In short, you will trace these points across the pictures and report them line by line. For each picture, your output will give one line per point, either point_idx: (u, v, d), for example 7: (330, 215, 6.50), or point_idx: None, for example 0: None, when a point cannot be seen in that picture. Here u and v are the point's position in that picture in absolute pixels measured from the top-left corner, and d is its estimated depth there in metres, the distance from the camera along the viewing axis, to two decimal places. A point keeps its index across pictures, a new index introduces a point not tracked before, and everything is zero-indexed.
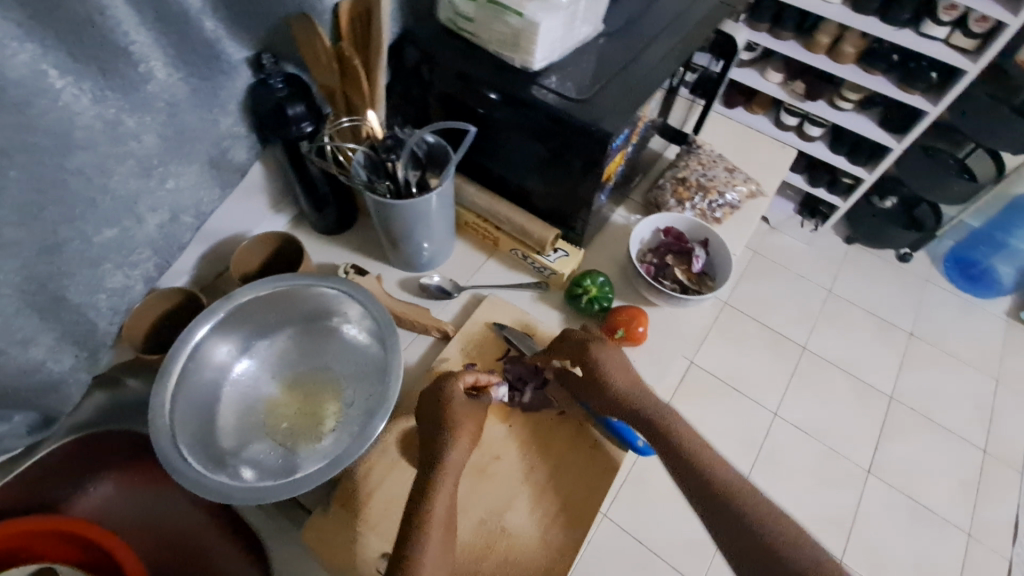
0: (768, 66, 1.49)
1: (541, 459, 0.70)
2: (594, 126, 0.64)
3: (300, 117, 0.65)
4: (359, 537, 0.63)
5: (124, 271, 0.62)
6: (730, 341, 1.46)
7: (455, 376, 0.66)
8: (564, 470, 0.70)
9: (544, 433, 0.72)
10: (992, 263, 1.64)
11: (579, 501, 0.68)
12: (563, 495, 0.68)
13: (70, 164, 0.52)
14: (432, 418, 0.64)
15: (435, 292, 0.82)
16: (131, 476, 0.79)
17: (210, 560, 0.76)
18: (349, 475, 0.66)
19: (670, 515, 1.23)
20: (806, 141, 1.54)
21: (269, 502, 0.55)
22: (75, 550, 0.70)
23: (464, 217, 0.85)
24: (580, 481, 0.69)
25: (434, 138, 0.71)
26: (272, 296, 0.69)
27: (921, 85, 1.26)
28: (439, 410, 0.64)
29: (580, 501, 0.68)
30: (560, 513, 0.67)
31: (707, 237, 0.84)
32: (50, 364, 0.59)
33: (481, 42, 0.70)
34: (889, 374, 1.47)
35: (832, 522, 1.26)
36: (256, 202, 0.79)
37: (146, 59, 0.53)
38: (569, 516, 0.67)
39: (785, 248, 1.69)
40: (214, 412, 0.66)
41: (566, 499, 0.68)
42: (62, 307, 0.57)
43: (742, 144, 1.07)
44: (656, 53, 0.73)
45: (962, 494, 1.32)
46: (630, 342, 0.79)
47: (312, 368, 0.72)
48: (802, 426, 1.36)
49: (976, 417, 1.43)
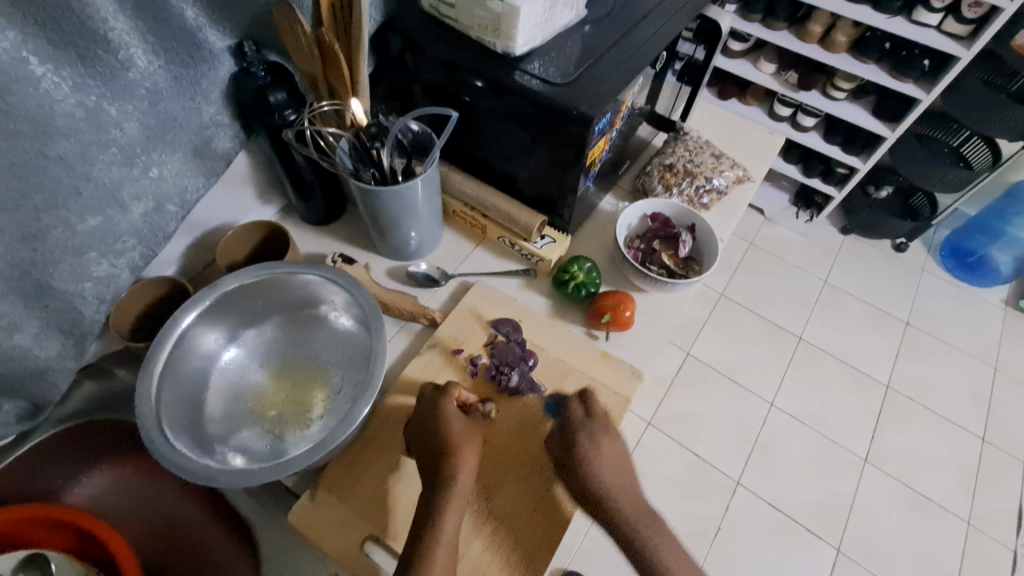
0: (761, 56, 1.49)
1: (510, 471, 0.68)
2: (578, 110, 0.64)
3: (282, 103, 0.65)
4: (347, 521, 0.63)
5: (110, 260, 0.62)
6: (726, 333, 1.46)
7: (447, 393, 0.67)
8: (529, 485, 0.67)
9: (515, 443, 0.69)
10: (989, 252, 1.63)
11: (536, 527, 0.65)
12: (523, 517, 0.66)
13: (52, 151, 0.52)
14: (428, 429, 0.65)
15: (423, 280, 0.82)
16: (125, 467, 0.80)
17: (202, 548, 0.77)
18: (337, 461, 0.66)
19: (666, 505, 1.23)
20: (799, 131, 1.53)
21: (256, 485, 0.56)
22: (67, 538, 0.71)
23: (452, 206, 0.85)
24: None
25: (419, 126, 0.71)
26: (258, 285, 0.69)
27: (914, 73, 1.26)
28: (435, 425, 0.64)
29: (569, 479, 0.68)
30: (518, 534, 0.64)
31: (694, 222, 0.84)
32: (36, 350, 0.60)
33: (462, 27, 0.69)
34: (886, 364, 1.47)
35: (830, 511, 1.26)
36: (243, 193, 0.79)
37: (127, 47, 0.54)
38: (529, 534, 0.65)
39: (779, 239, 1.69)
40: (202, 399, 0.66)
41: (525, 523, 0.65)
42: (47, 294, 0.58)
43: (732, 132, 1.07)
44: (640, 38, 0.73)
45: (960, 482, 1.32)
46: (617, 327, 0.79)
47: (300, 356, 0.72)
48: (799, 416, 1.36)
49: (974, 405, 1.43)
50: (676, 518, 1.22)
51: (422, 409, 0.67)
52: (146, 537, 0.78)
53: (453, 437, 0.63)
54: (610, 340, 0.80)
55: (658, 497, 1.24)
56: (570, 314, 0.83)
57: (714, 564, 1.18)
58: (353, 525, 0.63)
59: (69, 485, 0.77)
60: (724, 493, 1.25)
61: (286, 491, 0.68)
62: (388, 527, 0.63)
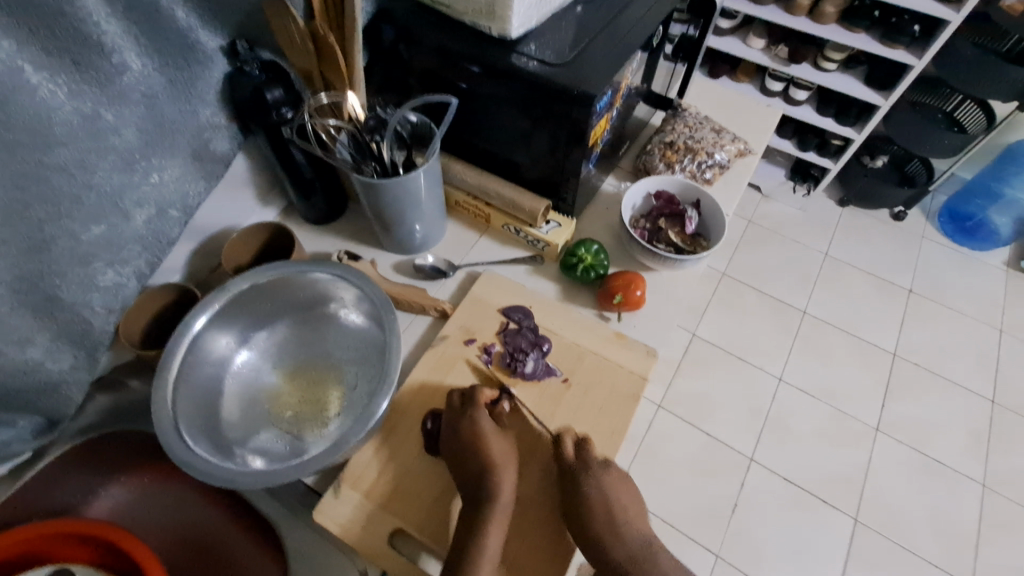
0: (750, 32, 1.48)
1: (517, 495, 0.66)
2: (578, 89, 0.64)
3: (279, 101, 0.64)
4: (374, 514, 0.63)
5: (116, 269, 0.61)
6: (730, 311, 1.46)
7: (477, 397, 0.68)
8: (534, 509, 0.65)
9: (529, 451, 0.69)
10: (988, 215, 1.63)
11: (537, 560, 0.62)
12: (526, 550, 0.63)
13: (51, 160, 0.51)
14: (456, 429, 0.66)
15: (431, 273, 0.82)
16: (144, 477, 0.80)
17: (227, 552, 0.77)
18: (357, 456, 0.66)
19: (680, 486, 1.24)
20: (793, 105, 1.53)
21: (278, 484, 0.55)
22: (91, 551, 0.71)
23: (454, 197, 0.85)
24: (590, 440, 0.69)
25: (417, 117, 0.70)
26: (267, 285, 0.68)
27: (905, 39, 1.25)
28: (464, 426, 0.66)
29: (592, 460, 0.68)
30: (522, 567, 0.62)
31: (699, 198, 0.84)
32: (49, 364, 0.60)
33: (455, 13, 0.68)
34: (891, 333, 1.47)
35: (845, 482, 1.26)
36: (243, 195, 0.79)
37: (120, 50, 0.53)
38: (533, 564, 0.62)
39: (778, 215, 1.68)
40: (218, 402, 0.66)
41: (528, 558, 0.62)
42: (56, 307, 0.57)
43: (728, 108, 1.06)
44: (633, 15, 0.72)
45: (973, 445, 1.32)
46: (628, 307, 0.79)
47: (313, 355, 0.72)
48: (809, 390, 1.36)
49: (982, 369, 1.43)
50: (692, 497, 1.22)
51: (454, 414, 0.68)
52: (169, 545, 0.78)
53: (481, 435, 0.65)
54: (622, 321, 0.80)
55: (672, 478, 1.24)
56: (580, 298, 0.82)
57: (734, 540, 1.19)
58: (380, 518, 0.63)
59: (89, 499, 0.78)
60: (738, 471, 1.25)
61: (307, 491, 0.68)
62: (415, 518, 0.63)
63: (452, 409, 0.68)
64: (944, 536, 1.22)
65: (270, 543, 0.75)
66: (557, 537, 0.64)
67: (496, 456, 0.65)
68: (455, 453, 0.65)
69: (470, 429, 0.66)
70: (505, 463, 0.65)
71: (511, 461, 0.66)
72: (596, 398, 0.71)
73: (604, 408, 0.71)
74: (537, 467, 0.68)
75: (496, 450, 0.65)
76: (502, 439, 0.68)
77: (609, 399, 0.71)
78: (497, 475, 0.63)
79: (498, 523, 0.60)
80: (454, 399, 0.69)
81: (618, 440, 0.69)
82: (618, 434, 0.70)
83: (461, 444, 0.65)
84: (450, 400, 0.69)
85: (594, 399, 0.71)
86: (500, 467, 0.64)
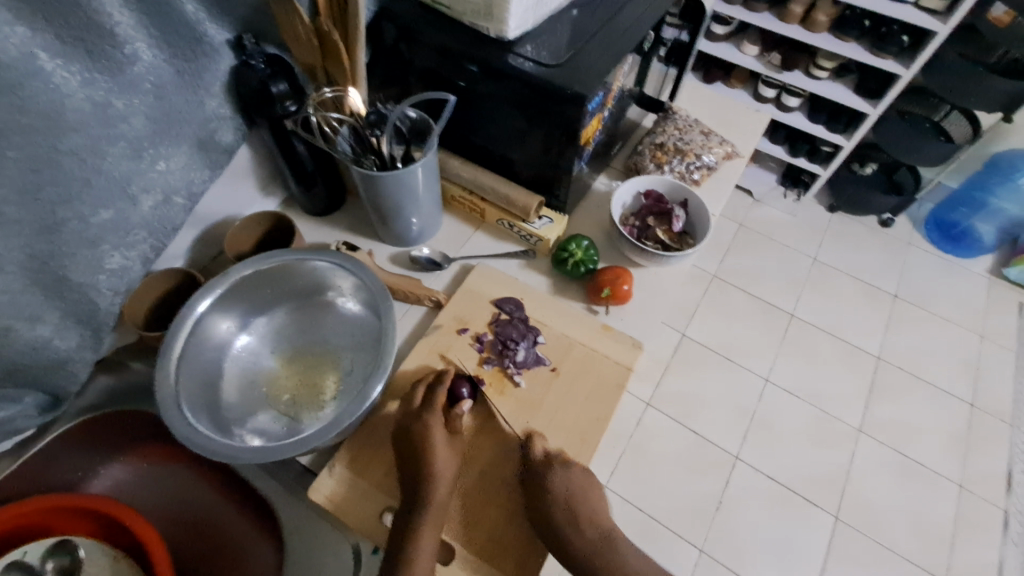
0: (744, 39, 1.51)
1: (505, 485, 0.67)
2: (571, 90, 0.66)
3: (284, 95, 0.67)
4: (366, 494, 0.65)
5: (122, 252, 0.64)
6: (721, 312, 1.50)
7: (428, 411, 0.68)
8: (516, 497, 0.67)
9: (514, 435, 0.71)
10: (972, 223, 1.69)
11: (517, 544, 0.64)
12: (508, 532, 0.65)
13: (63, 145, 0.54)
14: (409, 455, 0.65)
15: (426, 264, 0.84)
16: (140, 457, 0.83)
17: (220, 531, 0.80)
18: (351, 437, 0.68)
19: (670, 482, 1.27)
20: (784, 112, 1.56)
21: (276, 461, 0.58)
22: (91, 525, 0.74)
23: (451, 191, 0.87)
24: (581, 417, 0.72)
25: (416, 113, 0.73)
26: (267, 273, 0.71)
27: (893, 49, 1.29)
28: (414, 448, 0.65)
29: (592, 419, 0.72)
30: (506, 556, 0.63)
31: (686, 197, 0.87)
32: (57, 342, 0.62)
33: (455, 14, 0.70)
34: (875, 336, 1.51)
35: (827, 481, 1.30)
36: (246, 185, 0.81)
37: (132, 41, 0.55)
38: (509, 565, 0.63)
39: (768, 219, 1.72)
40: (218, 384, 0.68)
41: (505, 542, 0.64)
42: (64, 287, 0.60)
43: (720, 113, 1.09)
44: (626, 19, 0.75)
45: (952, 447, 1.36)
46: (616, 300, 0.82)
47: (310, 342, 0.74)
48: (793, 390, 1.40)
49: (963, 373, 1.47)
50: (678, 493, 1.26)
51: (402, 429, 0.67)
52: (168, 526, 0.80)
53: (429, 441, 0.65)
54: (610, 313, 0.83)
55: (660, 474, 1.28)
56: (570, 291, 0.85)
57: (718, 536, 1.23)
58: (374, 496, 0.65)
59: (89, 478, 0.80)
60: (723, 468, 1.29)
61: (303, 471, 0.70)
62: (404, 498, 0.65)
63: (413, 407, 0.69)
64: (921, 536, 1.26)
65: (268, 523, 0.78)
66: (519, 517, 0.66)
67: (440, 464, 0.64)
68: (403, 448, 0.66)
69: (420, 434, 0.65)
70: (443, 451, 0.65)
71: (451, 467, 0.65)
72: (582, 387, 0.74)
73: (593, 395, 0.74)
74: (491, 442, 0.70)
75: (439, 455, 0.64)
76: (449, 447, 0.67)
77: (596, 387, 0.74)
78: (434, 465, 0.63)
79: (429, 531, 0.60)
80: (418, 394, 0.70)
81: (604, 427, 0.72)
82: (610, 409, 0.73)
83: (407, 444, 0.66)
84: (412, 394, 0.70)
85: (581, 387, 0.74)
86: (438, 460, 0.64)
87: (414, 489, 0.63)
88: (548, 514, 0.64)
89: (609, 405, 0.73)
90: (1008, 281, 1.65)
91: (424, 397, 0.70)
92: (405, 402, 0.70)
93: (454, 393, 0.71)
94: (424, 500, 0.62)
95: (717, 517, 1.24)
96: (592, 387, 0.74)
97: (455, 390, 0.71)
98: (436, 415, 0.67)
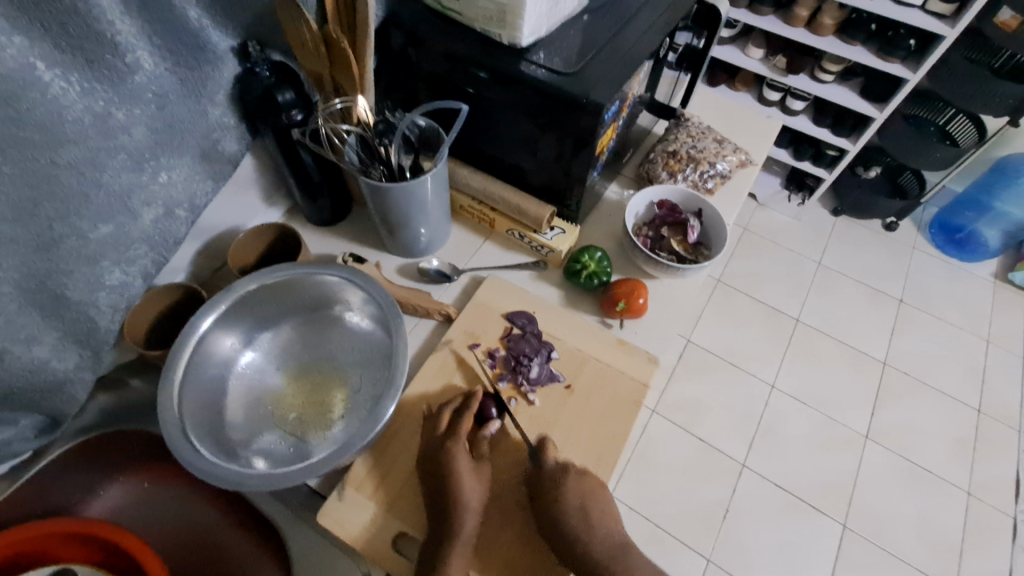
0: (749, 42, 1.49)
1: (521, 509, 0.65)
2: (586, 98, 0.64)
3: (289, 104, 0.65)
4: (375, 519, 0.63)
5: (122, 268, 0.61)
6: (725, 318, 1.48)
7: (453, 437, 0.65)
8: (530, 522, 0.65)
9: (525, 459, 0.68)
10: (978, 227, 1.65)
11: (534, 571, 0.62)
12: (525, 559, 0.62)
13: (61, 158, 0.51)
14: (435, 484, 0.63)
15: (434, 276, 0.82)
16: (141, 478, 0.80)
17: (225, 554, 0.77)
18: (360, 457, 0.66)
19: (675, 491, 1.25)
20: (789, 115, 1.54)
21: (285, 486, 0.55)
22: (91, 551, 0.71)
23: (459, 201, 0.85)
24: (597, 435, 0.70)
25: (426, 121, 0.71)
26: (272, 288, 0.68)
27: (901, 53, 1.27)
28: (440, 477, 0.62)
29: (610, 437, 0.70)
30: None
31: (701, 207, 0.85)
32: (54, 362, 0.59)
33: (466, 20, 0.68)
34: (880, 342, 1.49)
35: (835, 489, 1.28)
36: (248, 195, 0.79)
37: (134, 49, 0.53)
38: None
39: (772, 224, 1.70)
40: (222, 404, 0.66)
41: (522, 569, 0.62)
42: (63, 305, 0.57)
43: (729, 118, 1.07)
44: (639, 25, 0.73)
45: (959, 453, 1.35)
46: (631, 314, 0.80)
47: (316, 358, 0.72)
48: (799, 396, 1.38)
49: (969, 379, 1.46)
50: (683, 501, 1.24)
51: (428, 455, 0.65)
52: (171, 549, 0.78)
53: (455, 470, 0.62)
54: (624, 327, 0.81)
55: (664, 482, 1.26)
56: (583, 304, 0.83)
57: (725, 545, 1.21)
58: (383, 522, 0.63)
59: (87, 500, 0.77)
60: (728, 476, 1.27)
61: (311, 493, 0.68)
62: (417, 521, 0.63)
63: (437, 435, 0.66)
64: (930, 543, 1.24)
65: (274, 545, 0.75)
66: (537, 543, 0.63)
67: (468, 493, 0.62)
68: (428, 476, 0.64)
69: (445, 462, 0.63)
70: (469, 478, 0.63)
71: (479, 495, 0.63)
72: (597, 405, 0.72)
73: (609, 412, 0.72)
74: (509, 460, 0.68)
75: (467, 484, 0.62)
76: (475, 473, 0.64)
77: (614, 405, 0.72)
78: (461, 494, 0.61)
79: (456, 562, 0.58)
80: (441, 420, 0.67)
81: (621, 445, 0.70)
82: (627, 426, 0.71)
83: (432, 472, 0.63)
84: (437, 421, 0.67)
85: (597, 404, 0.72)
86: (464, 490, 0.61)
87: (441, 519, 0.60)
88: (566, 540, 0.61)
89: (627, 422, 0.71)
90: (1014, 285, 1.63)
91: (450, 423, 0.67)
92: (430, 426, 0.68)
93: (482, 413, 0.70)
94: (451, 533, 0.59)
95: (724, 526, 1.22)
96: (608, 403, 0.72)
97: (482, 411, 0.70)
98: (460, 442, 0.65)
